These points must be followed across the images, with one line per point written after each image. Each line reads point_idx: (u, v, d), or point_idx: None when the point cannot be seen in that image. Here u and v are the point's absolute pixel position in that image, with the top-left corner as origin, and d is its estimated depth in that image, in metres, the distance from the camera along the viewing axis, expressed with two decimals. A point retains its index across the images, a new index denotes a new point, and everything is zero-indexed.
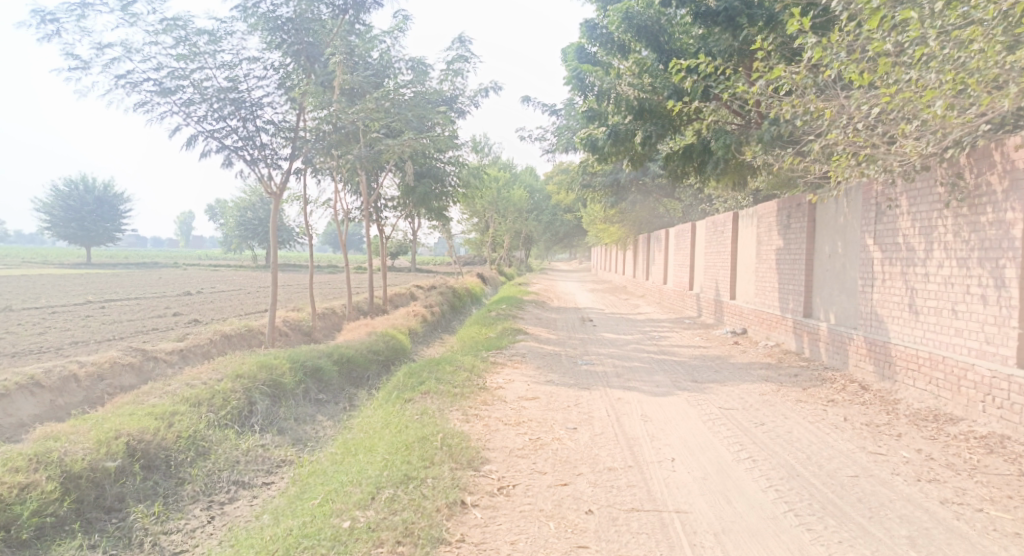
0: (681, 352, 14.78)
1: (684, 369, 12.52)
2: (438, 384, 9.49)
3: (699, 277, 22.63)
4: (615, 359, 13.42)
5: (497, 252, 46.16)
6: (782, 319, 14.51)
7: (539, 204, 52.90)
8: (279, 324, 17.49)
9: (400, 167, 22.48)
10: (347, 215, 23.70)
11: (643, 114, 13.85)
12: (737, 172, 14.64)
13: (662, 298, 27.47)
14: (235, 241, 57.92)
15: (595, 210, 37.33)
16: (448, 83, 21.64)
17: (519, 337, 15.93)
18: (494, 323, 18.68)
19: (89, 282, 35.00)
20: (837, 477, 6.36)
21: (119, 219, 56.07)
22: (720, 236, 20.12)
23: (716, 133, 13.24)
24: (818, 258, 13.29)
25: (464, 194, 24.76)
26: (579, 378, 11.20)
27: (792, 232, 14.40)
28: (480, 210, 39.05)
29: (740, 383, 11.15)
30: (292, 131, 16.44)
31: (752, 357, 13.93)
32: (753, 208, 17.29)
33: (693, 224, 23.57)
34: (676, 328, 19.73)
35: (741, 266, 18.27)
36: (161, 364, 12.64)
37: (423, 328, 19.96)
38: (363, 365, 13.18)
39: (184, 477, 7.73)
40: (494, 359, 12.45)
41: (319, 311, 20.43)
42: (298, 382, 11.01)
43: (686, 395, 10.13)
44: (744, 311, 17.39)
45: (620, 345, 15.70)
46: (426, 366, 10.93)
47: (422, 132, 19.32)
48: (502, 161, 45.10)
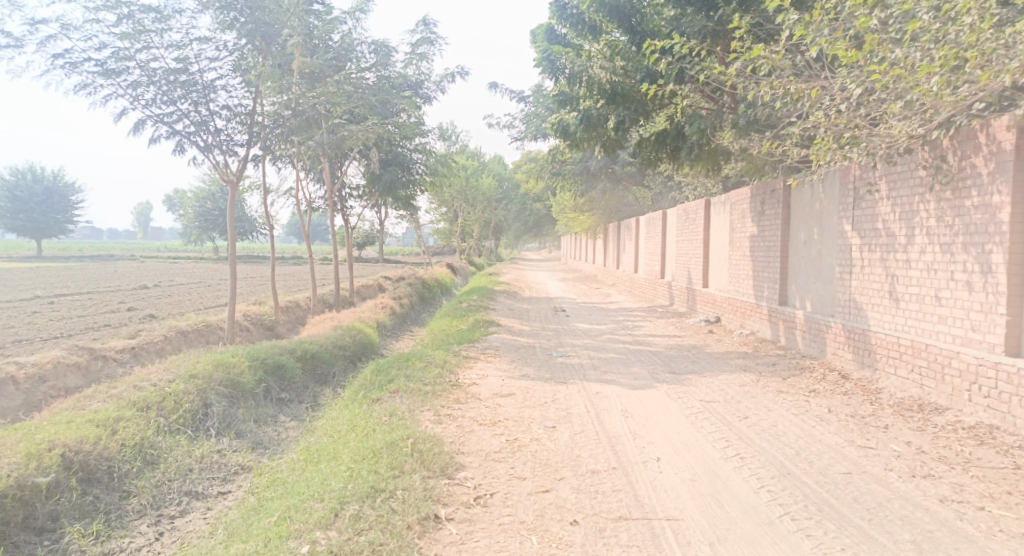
0: (654, 342, 14.49)
1: (659, 360, 12.21)
2: (406, 382, 9.04)
3: (671, 265, 22.38)
4: (587, 351, 13.09)
5: (465, 241, 45.65)
6: (757, 306, 14.27)
7: (507, 192, 52.46)
8: (239, 319, 16.88)
9: (365, 154, 21.95)
10: (310, 205, 23.09)
11: (615, 99, 13.61)
12: (711, 158, 14.38)
13: (633, 286, 27.22)
14: (196, 233, 56.68)
15: (565, 198, 37.00)
16: (413, 68, 21.16)
17: (490, 329, 15.52)
18: (464, 314, 18.23)
19: (43, 277, 33.99)
20: (829, 475, 6.03)
21: (73, 211, 54.57)
22: (692, 223, 19.86)
23: (689, 118, 13.05)
24: (793, 245, 13.04)
25: (432, 183, 24.23)
26: (553, 372, 10.82)
27: (766, 218, 14.15)
28: (448, 199, 38.51)
29: (718, 373, 10.86)
30: (248, 116, 15.82)
31: (728, 346, 13.67)
32: (726, 195, 17.04)
33: (664, 211, 23.31)
34: (650, 317, 19.45)
35: (714, 254, 18.02)
36: (110, 363, 12.07)
37: (391, 320, 19.44)
38: (328, 362, 12.68)
39: (129, 490, 7.39)
40: (465, 353, 12.02)
41: (282, 304, 19.80)
42: (258, 381, 10.50)
43: (663, 387, 9.80)
44: (718, 299, 17.15)
45: (593, 336, 15.37)
46: (394, 362, 10.47)
47: (387, 118, 18.79)
48: (470, 149, 44.61)
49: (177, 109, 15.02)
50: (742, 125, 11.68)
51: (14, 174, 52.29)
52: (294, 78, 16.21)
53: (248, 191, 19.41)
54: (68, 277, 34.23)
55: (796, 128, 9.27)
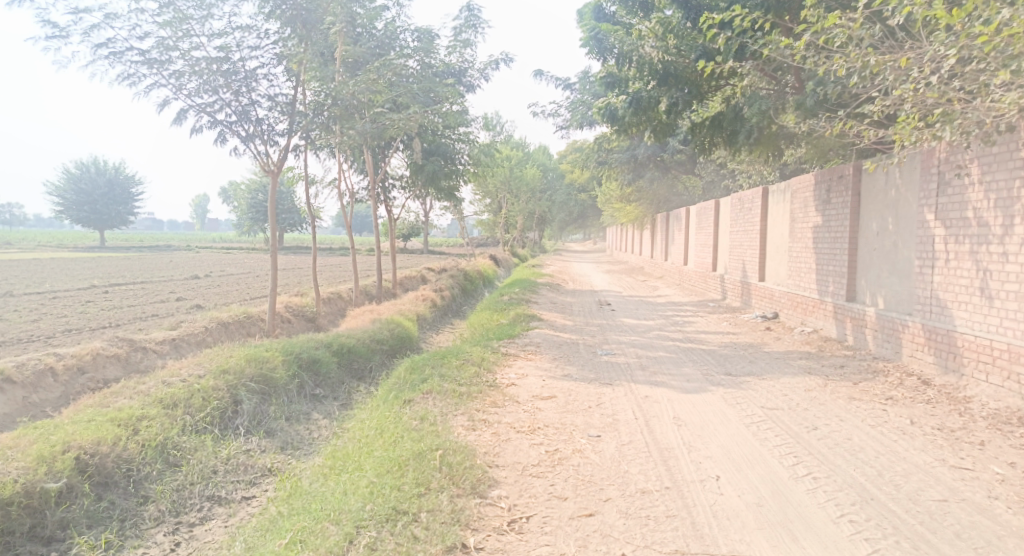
0: (710, 339, 13.62)
1: (716, 360, 11.36)
2: (441, 382, 8.40)
3: (723, 258, 21.40)
4: (639, 349, 12.29)
5: (509, 233, 44.99)
6: (821, 302, 13.34)
7: (552, 182, 51.63)
8: (280, 310, 16.48)
9: (409, 143, 21.39)
10: (353, 195, 22.64)
11: (668, 80, 12.81)
12: (772, 143, 13.50)
13: (682, 279, 26.28)
14: (246, 223, 57.02)
15: (610, 189, 36.08)
16: (456, 55, 20.56)
17: (533, 324, 14.82)
18: (507, 307, 17.57)
19: (97, 267, 34.22)
20: (922, 502, 5.21)
21: (132, 203, 55.33)
22: (747, 213, 18.88)
23: (749, 99, 12.26)
24: (863, 236, 12.12)
25: (476, 173, 23.58)
26: (599, 372, 10.10)
27: (831, 208, 13.16)
28: (492, 189, 37.87)
29: (781, 376, 9.99)
30: (290, 105, 15.37)
31: (789, 344, 12.77)
32: (785, 183, 16.09)
33: (716, 202, 22.33)
34: (701, 312, 18.55)
35: (771, 246, 17.06)
36: (150, 354, 11.68)
37: (432, 313, 18.92)
38: (365, 356, 12.14)
39: (147, 495, 6.89)
40: (505, 349, 11.35)
41: (323, 295, 19.39)
42: (291, 376, 9.98)
43: (720, 391, 9.00)
44: (775, 293, 16.20)
45: (643, 332, 14.55)
46: (430, 360, 9.85)
47: (429, 106, 18.23)
48: (515, 140, 43.85)
49: (218, 98, 14.61)
50: (810, 105, 10.81)
51: (77, 168, 53.21)
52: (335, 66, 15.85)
53: (291, 182, 18.96)
54: (121, 267, 34.43)
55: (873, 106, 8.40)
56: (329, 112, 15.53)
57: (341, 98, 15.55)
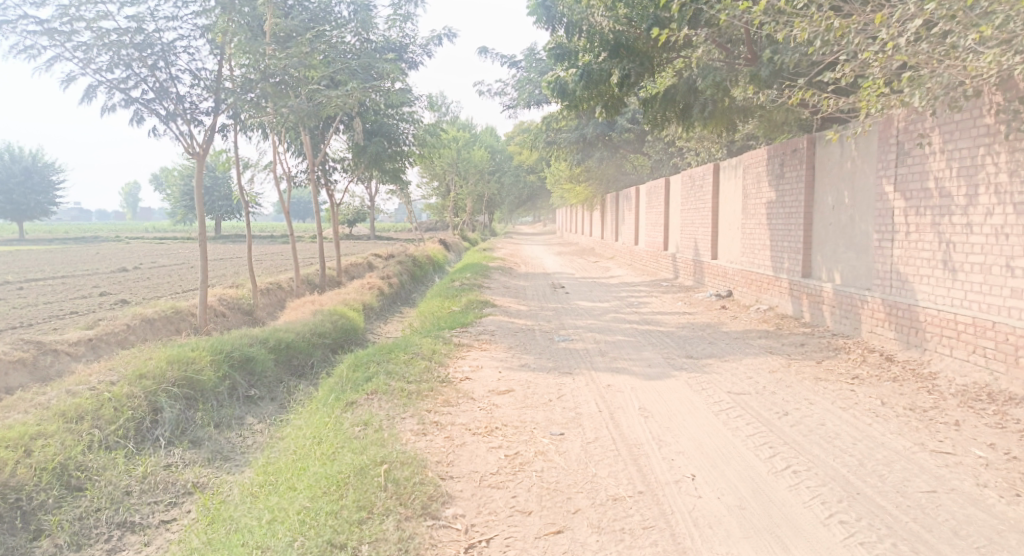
0: (665, 320, 13.26)
1: (672, 342, 10.99)
2: (387, 380, 7.79)
3: (675, 236, 21.14)
4: (593, 333, 11.86)
5: (459, 216, 44.27)
6: (776, 279, 13.10)
7: (502, 163, 50.95)
8: (214, 303, 15.59)
9: (350, 124, 20.55)
10: (293, 180, 21.74)
11: (618, 51, 12.56)
12: (725, 117, 13.45)
13: (633, 259, 25.99)
14: (183, 212, 55.02)
15: (559, 169, 35.58)
16: (395, 31, 19.78)
17: (485, 311, 14.29)
18: (457, 294, 16.96)
19: (21, 260, 32.54)
20: (909, 495, 4.85)
21: (52, 192, 52.76)
22: (699, 190, 18.60)
23: (702, 69, 12.16)
24: (818, 211, 11.89)
25: (422, 154, 22.82)
26: (556, 360, 9.61)
27: (785, 182, 12.90)
28: (439, 172, 37.11)
29: (741, 358, 9.64)
30: (214, 82, 14.43)
31: (745, 323, 12.49)
32: (737, 158, 15.83)
33: (666, 179, 22.03)
34: (655, 292, 18.24)
35: (724, 222, 16.81)
36: (63, 358, 10.84)
37: (379, 302, 18.21)
38: (306, 352, 11.45)
39: (42, 528, 6.30)
40: (457, 339, 10.78)
41: (262, 286, 18.50)
42: (222, 378, 9.31)
43: (680, 376, 8.62)
44: (729, 271, 15.97)
45: (596, 315, 14.16)
46: (375, 354, 9.22)
47: (369, 84, 17.42)
48: (461, 121, 43.07)
49: (133, 74, 13.63)
50: (764, 76, 10.96)
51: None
52: (265, 40, 14.92)
53: (226, 167, 18.03)
54: (48, 260, 32.79)
55: (834, 73, 8.18)
56: (257, 89, 14.67)
57: (270, 74, 14.73)
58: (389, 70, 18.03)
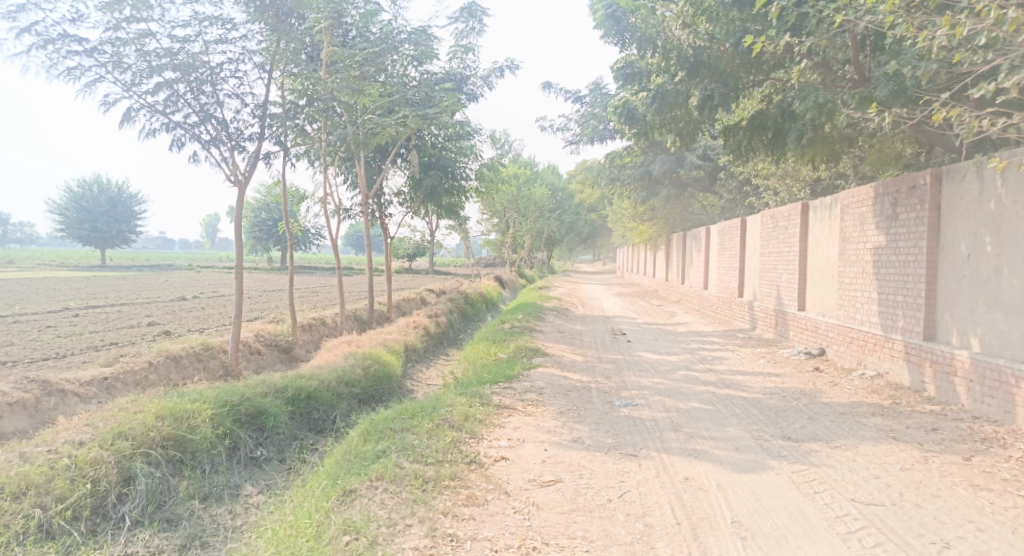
0: (751, 384, 11.18)
1: (765, 416, 8.95)
2: (402, 459, 6.09)
3: (752, 282, 19.03)
4: (665, 398, 9.87)
5: (519, 253, 42.63)
6: (886, 340, 10.99)
7: (563, 203, 49.52)
8: (250, 339, 14.18)
9: (405, 155, 19.22)
10: (344, 211, 20.43)
11: (698, 69, 10.93)
12: (827, 145, 11.13)
13: (701, 304, 23.92)
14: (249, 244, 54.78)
15: (623, 207, 33.81)
16: (455, 61, 18.46)
17: (535, 360, 12.50)
18: (506, 338, 15.20)
19: (86, 287, 32.05)
20: None
21: (135, 221, 53.28)
22: (783, 232, 16.49)
23: (802, 91, 10.14)
24: (944, 260, 9.81)
25: (480, 189, 21.26)
26: (615, 434, 7.71)
27: (898, 224, 10.80)
28: (499, 208, 35.73)
29: (859, 445, 7.60)
30: (263, 106, 13.13)
31: (850, 393, 10.40)
32: (832, 197, 13.76)
33: (742, 220, 19.97)
34: (731, 344, 16.15)
35: (814, 269, 14.69)
36: (71, 400, 9.53)
37: (424, 343, 16.59)
38: (329, 404, 9.81)
39: None
40: (499, 399, 9.01)
41: (301, 321, 17.05)
42: (220, 436, 7.76)
43: (781, 470, 6.63)
44: (821, 326, 13.83)
45: (667, 371, 12.20)
46: (394, 419, 7.52)
47: (427, 114, 16.05)
48: (523, 159, 41.85)
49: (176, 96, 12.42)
50: (883, 97, 8.93)
51: (78, 187, 51.24)
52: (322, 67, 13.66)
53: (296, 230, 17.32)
54: (110, 287, 32.28)
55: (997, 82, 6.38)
56: (303, 115, 12.85)
57: (315, 98, 12.92)
58: (446, 99, 16.58)
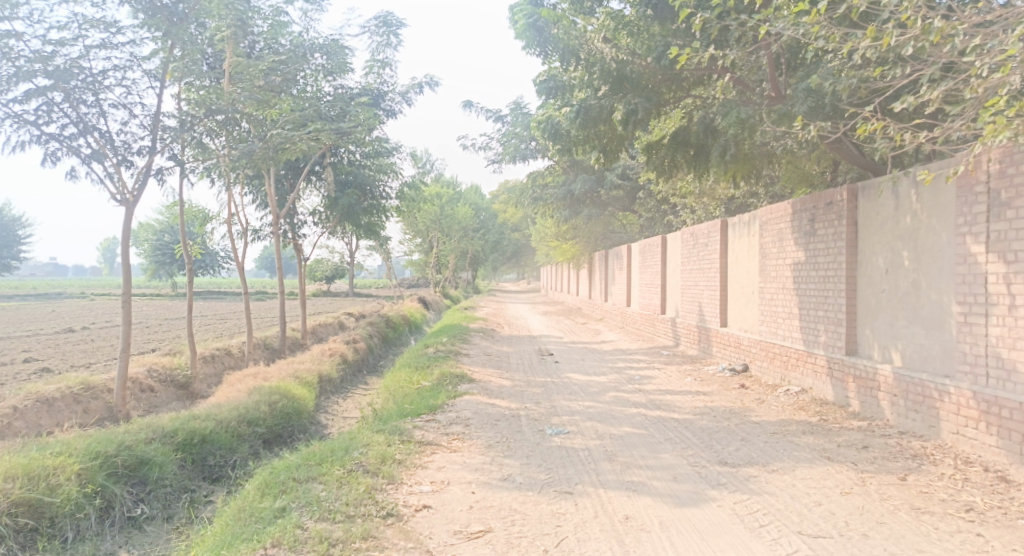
0: (678, 404, 10.97)
1: (699, 439, 8.71)
2: (299, 515, 5.91)
3: (674, 298, 19.04)
4: (596, 423, 9.54)
5: (440, 272, 41.97)
6: (809, 355, 10.96)
7: (485, 222, 49.22)
8: (140, 376, 13.15)
9: (321, 175, 18.48)
10: (255, 231, 19.50)
11: (622, 84, 10.79)
12: (749, 161, 11.16)
13: (624, 322, 23.89)
14: (153, 268, 52.31)
15: (546, 226, 33.71)
16: (371, 76, 17.92)
17: (460, 387, 12.01)
18: (429, 364, 14.64)
19: None
20: None
21: (15, 245, 50.12)
22: (704, 249, 16.51)
23: (724, 107, 10.09)
24: (863, 275, 9.83)
25: (401, 209, 20.66)
26: (548, 468, 7.30)
27: (817, 240, 10.81)
28: (421, 228, 35.11)
29: (796, 467, 7.43)
30: (155, 118, 12.25)
31: (777, 410, 10.29)
32: (751, 214, 13.83)
33: (663, 236, 20.03)
34: (655, 362, 16.02)
35: (735, 286, 14.71)
36: None
37: (340, 372, 15.85)
38: (228, 448, 9.31)
39: None
40: (422, 435, 8.48)
41: (205, 351, 16.05)
42: (85, 496, 7.48)
43: (723, 501, 6.40)
44: (743, 342, 13.81)
45: (592, 393, 11.87)
46: (304, 468, 7.01)
47: (342, 133, 15.44)
48: (445, 178, 41.41)
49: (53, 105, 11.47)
50: (803, 111, 8.95)
51: None
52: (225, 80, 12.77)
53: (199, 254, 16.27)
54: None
55: (919, 95, 6.41)
56: (201, 125, 12.09)
57: (216, 109, 12.10)
58: (361, 116, 15.97)
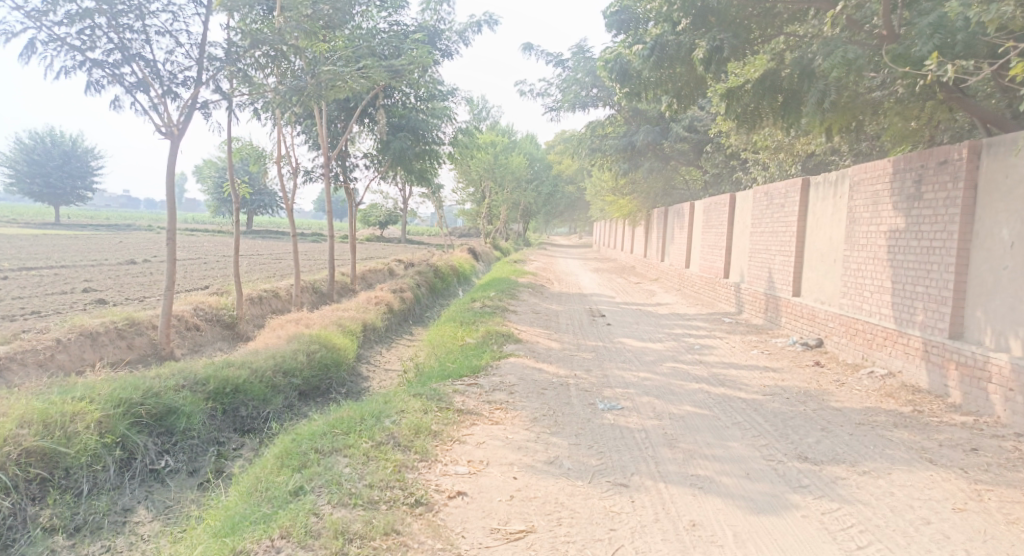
0: (748, 381, 9.84)
1: (774, 426, 7.61)
2: (318, 500, 5.12)
3: (740, 262, 17.73)
4: (653, 399, 8.50)
5: (493, 223, 41.06)
6: (900, 334, 9.70)
7: (541, 173, 47.93)
8: (186, 313, 12.52)
9: (373, 115, 17.54)
10: (306, 172, 18.72)
11: (707, 18, 9.56)
12: (848, 112, 9.78)
13: (683, 284, 22.64)
14: (213, 205, 52.46)
15: (604, 180, 32.36)
16: (427, 11, 16.78)
17: (506, 347, 11.08)
18: (475, 319, 13.75)
19: (33, 246, 29.78)
20: None
21: (90, 178, 50.60)
22: (778, 210, 15.14)
23: (827, 46, 8.76)
24: (976, 247, 8.54)
25: (455, 155, 19.62)
26: (600, 453, 6.31)
27: (922, 204, 9.44)
28: (475, 176, 34.09)
29: (893, 470, 6.32)
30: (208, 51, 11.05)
31: (862, 395, 9.11)
32: (838, 173, 12.44)
33: (732, 195, 18.63)
34: (719, 330, 14.83)
35: (813, 253, 13.39)
36: None
37: (385, 321, 15.10)
38: (262, 398, 8.53)
39: None
40: (462, 402, 7.57)
41: (251, 292, 15.39)
42: (104, 447, 6.77)
43: (808, 511, 5.33)
44: (819, 314, 12.55)
45: (652, 363, 10.80)
46: (331, 437, 6.16)
47: (394, 70, 14.40)
48: (501, 126, 40.24)
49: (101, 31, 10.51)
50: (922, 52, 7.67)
51: (32, 139, 48.41)
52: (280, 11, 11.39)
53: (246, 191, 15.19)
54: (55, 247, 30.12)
55: None
56: (248, 57, 10.78)
57: (263, 40, 10.73)
58: (415, 52, 14.89)
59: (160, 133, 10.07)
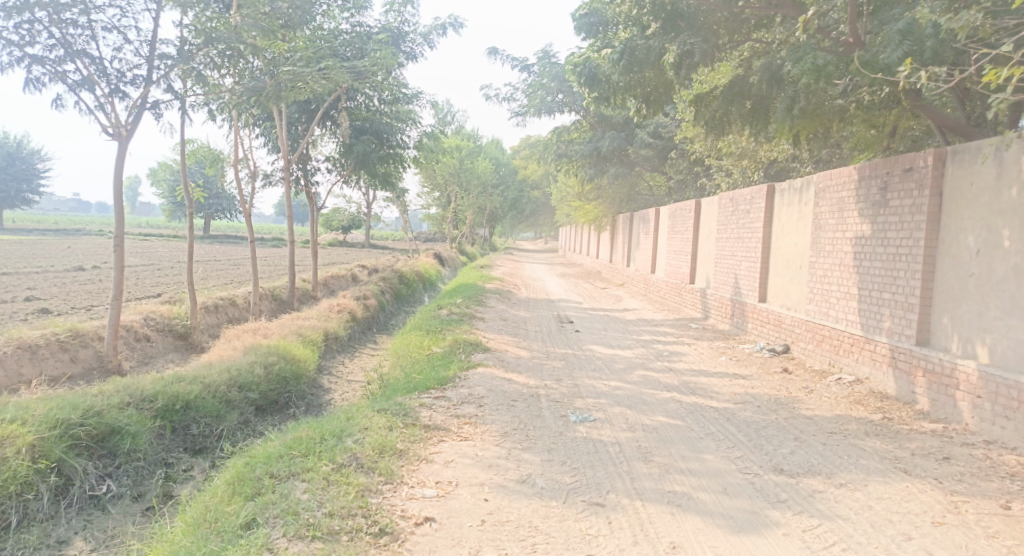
0: (718, 389, 9.73)
1: (747, 437, 7.49)
2: (271, 531, 4.86)
3: (706, 267, 17.72)
4: (625, 410, 8.34)
5: (458, 228, 40.76)
6: (868, 341, 9.68)
7: (505, 178, 47.71)
8: (136, 324, 12.03)
9: (335, 117, 17.20)
10: (266, 175, 18.29)
11: (676, 23, 9.44)
12: (816, 119, 9.74)
13: (648, 289, 22.61)
14: (168, 209, 51.28)
15: (569, 185, 32.30)
16: (390, 14, 16.50)
17: (473, 357, 10.84)
18: (440, 328, 13.48)
19: None
20: None
21: (36, 180, 49.05)
22: (744, 216, 15.13)
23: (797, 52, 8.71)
24: (942, 254, 8.55)
25: (419, 159, 19.35)
26: (573, 469, 6.12)
27: (887, 210, 9.44)
28: (440, 181, 33.78)
29: (869, 481, 6.24)
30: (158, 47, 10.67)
31: (830, 403, 9.05)
32: (804, 179, 12.45)
33: (697, 200, 18.64)
34: (686, 336, 14.75)
35: (779, 258, 13.39)
36: None
37: (348, 330, 14.75)
38: (215, 415, 8.18)
39: None
40: (428, 417, 7.31)
41: (207, 300, 14.92)
42: (35, 473, 6.40)
43: (788, 529, 5.20)
44: (786, 320, 12.53)
45: (621, 371, 10.62)
46: (285, 461, 5.87)
47: (357, 73, 14.09)
48: (466, 130, 39.96)
49: None
50: (892, 59, 7.65)
51: None
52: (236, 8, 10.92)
53: (202, 195, 14.75)
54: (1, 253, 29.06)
55: None
56: (202, 56, 10.31)
57: (217, 38, 10.24)
58: (378, 54, 14.60)
59: (107, 135, 9.64)
